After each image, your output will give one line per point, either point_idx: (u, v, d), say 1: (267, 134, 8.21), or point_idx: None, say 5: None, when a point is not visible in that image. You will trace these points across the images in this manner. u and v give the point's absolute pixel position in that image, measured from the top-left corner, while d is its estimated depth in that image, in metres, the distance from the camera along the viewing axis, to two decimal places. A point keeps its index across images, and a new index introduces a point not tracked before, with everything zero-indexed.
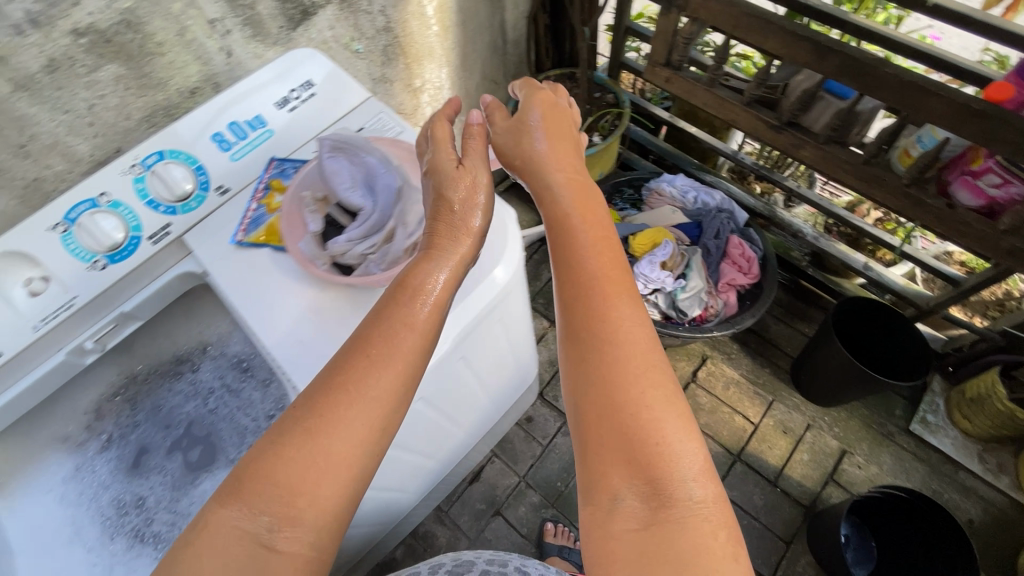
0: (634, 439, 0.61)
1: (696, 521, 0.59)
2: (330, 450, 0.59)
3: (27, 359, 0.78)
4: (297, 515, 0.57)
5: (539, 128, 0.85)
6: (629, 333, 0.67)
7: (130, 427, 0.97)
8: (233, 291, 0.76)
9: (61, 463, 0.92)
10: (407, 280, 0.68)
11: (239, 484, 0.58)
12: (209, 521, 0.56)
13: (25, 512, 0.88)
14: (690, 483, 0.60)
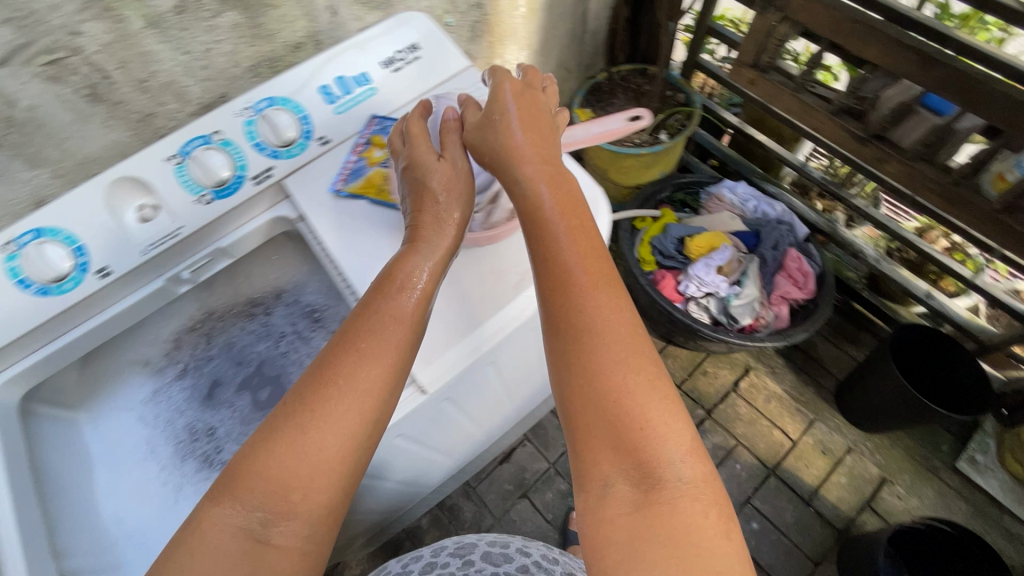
0: (619, 431, 0.63)
1: (686, 501, 0.60)
2: (319, 442, 0.63)
3: (130, 282, 0.82)
4: (291, 508, 0.61)
5: (513, 118, 0.77)
6: (606, 330, 0.67)
7: (203, 359, 1.02)
8: (331, 236, 0.80)
9: (138, 386, 0.99)
10: (394, 276, 0.72)
11: (230, 484, 0.61)
12: (205, 519, 0.60)
13: (105, 427, 0.95)
14: (679, 464, 0.62)
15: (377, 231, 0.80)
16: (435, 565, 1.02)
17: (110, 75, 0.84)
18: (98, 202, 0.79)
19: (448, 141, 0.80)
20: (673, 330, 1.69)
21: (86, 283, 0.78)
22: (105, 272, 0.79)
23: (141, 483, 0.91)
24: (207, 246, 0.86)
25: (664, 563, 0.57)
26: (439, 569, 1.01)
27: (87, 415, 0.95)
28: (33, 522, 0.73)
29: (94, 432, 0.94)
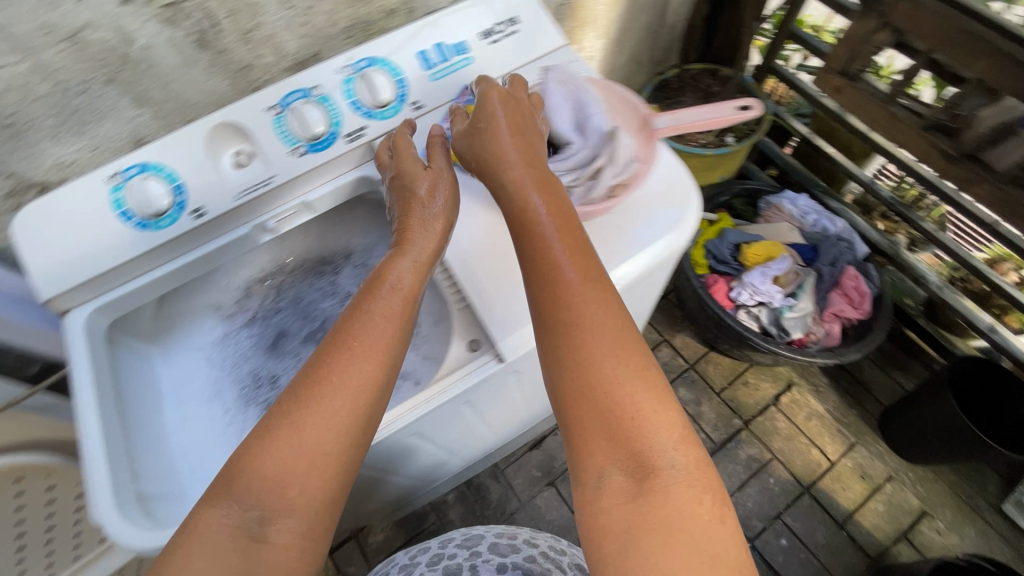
0: (608, 426, 0.59)
1: (682, 488, 0.57)
2: (306, 436, 0.60)
3: (220, 226, 0.85)
4: (288, 505, 0.59)
5: (504, 122, 0.70)
6: (593, 322, 0.62)
7: (273, 310, 1.05)
8: None
9: (210, 329, 1.02)
10: (382, 275, 0.72)
11: (221, 485, 0.59)
12: (199, 520, 0.58)
13: (177, 364, 0.98)
14: (671, 451, 0.58)
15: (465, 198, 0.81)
16: (442, 557, 0.94)
17: (219, 22, 0.85)
18: (201, 144, 0.82)
19: (433, 152, 0.79)
20: (718, 336, 1.67)
21: (181, 222, 0.81)
22: (199, 213, 0.82)
23: (206, 421, 0.93)
24: (295, 199, 0.88)
25: (662, 555, 0.54)
26: (446, 563, 0.93)
27: (162, 349, 0.99)
28: (116, 441, 0.76)
29: (165, 365, 0.97)
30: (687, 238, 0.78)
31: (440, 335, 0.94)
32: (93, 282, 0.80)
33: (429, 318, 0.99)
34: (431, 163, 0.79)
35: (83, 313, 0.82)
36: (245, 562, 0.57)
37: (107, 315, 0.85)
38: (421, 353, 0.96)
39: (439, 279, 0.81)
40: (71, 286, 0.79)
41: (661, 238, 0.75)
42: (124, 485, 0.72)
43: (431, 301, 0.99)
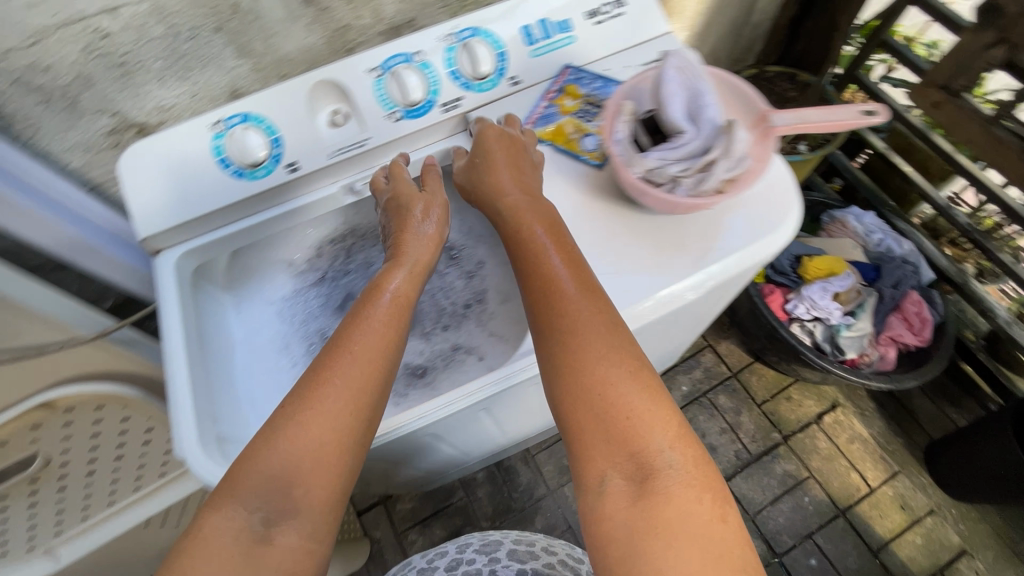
0: (606, 433, 0.60)
1: (682, 488, 0.57)
2: (306, 430, 0.61)
3: (310, 182, 0.86)
4: (291, 507, 0.59)
5: (505, 167, 0.75)
6: (586, 330, 0.64)
7: (342, 272, 1.06)
8: None
9: (280, 285, 1.04)
10: (379, 286, 0.73)
11: (223, 488, 0.59)
12: (204, 524, 0.57)
13: (247, 314, 1.00)
14: (669, 450, 0.59)
15: (559, 176, 0.79)
16: (461, 563, 0.90)
17: None
18: (301, 100, 0.82)
19: (427, 178, 0.84)
20: (767, 347, 1.64)
21: (275, 175, 0.82)
22: (293, 167, 0.83)
23: (274, 372, 0.95)
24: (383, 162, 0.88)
25: (666, 555, 0.54)
26: (466, 569, 0.89)
27: (233, 296, 1.00)
28: (198, 381, 0.78)
29: (236, 314, 0.99)
30: (788, 237, 0.75)
31: (511, 316, 0.95)
32: (188, 225, 0.82)
33: (498, 297, 0.99)
34: (425, 188, 0.82)
35: (174, 256, 0.84)
36: (250, 567, 0.56)
37: (194, 259, 0.87)
38: (488, 331, 0.97)
39: None
40: (167, 227, 0.81)
41: (762, 237, 0.73)
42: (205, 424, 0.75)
43: (503, 281, 0.99)
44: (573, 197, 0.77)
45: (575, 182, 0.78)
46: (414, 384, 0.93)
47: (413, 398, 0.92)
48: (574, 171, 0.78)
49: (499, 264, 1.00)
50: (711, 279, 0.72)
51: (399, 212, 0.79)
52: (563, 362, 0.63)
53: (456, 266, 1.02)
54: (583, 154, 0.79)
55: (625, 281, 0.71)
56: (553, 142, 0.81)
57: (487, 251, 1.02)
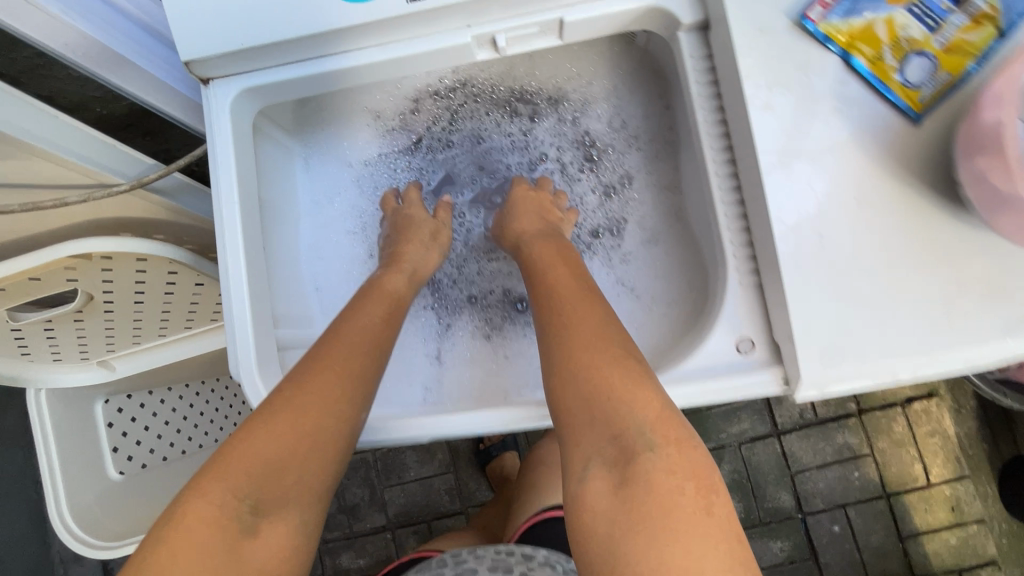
0: (587, 423, 0.49)
1: (667, 475, 0.44)
2: (311, 404, 0.51)
3: (432, 22, 0.55)
4: (285, 494, 0.47)
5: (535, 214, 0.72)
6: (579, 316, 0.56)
7: (439, 143, 0.80)
8: (762, 95, 0.49)
9: (362, 146, 0.79)
10: (382, 285, 0.66)
11: (212, 467, 0.46)
12: (183, 513, 0.43)
13: (319, 175, 0.78)
14: (649, 432, 0.47)
15: (832, 119, 0.48)
16: None
17: None
18: None
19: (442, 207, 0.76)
20: None
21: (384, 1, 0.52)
22: None
23: (351, 263, 0.77)
24: (547, 10, 0.56)
25: (651, 550, 0.41)
26: None
27: (301, 145, 0.76)
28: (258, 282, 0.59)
29: (304, 173, 0.77)
30: None
31: (655, 264, 0.74)
32: (254, 55, 0.56)
33: (641, 233, 0.76)
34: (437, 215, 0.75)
35: (229, 94, 0.59)
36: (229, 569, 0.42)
37: (256, 102, 0.62)
38: (615, 279, 0.75)
39: (725, 227, 0.55)
40: (223, 54, 0.54)
41: None
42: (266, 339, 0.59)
43: (653, 214, 0.75)
44: (856, 165, 0.48)
45: (862, 139, 0.48)
46: (511, 317, 0.76)
47: (509, 334, 0.75)
48: (866, 116, 0.48)
49: (654, 186, 0.75)
50: (971, 359, 0.47)
51: (405, 231, 0.71)
52: (550, 360, 0.54)
53: (592, 174, 0.78)
54: (894, 87, 0.47)
55: (889, 323, 0.47)
56: (850, 51, 0.48)
57: (640, 163, 0.76)
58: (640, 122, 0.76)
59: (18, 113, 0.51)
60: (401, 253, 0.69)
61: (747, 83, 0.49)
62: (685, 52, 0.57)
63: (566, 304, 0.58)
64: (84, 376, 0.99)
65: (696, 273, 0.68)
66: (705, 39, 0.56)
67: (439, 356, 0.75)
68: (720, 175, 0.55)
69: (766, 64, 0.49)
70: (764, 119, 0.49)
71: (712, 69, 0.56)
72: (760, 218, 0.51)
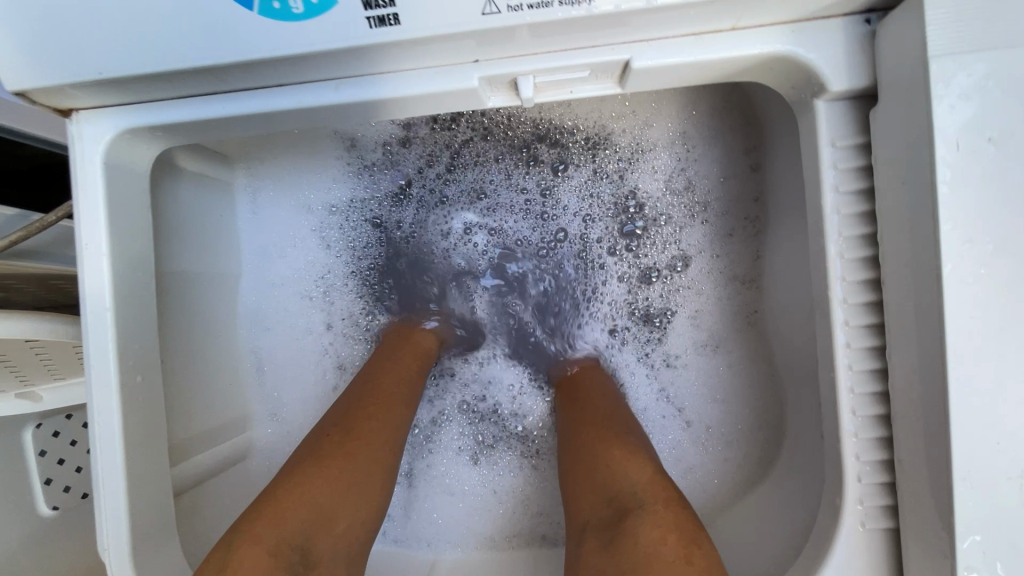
0: (585, 486, 0.41)
1: (652, 530, 0.35)
2: (366, 448, 0.42)
3: (419, 54, 0.34)
4: (333, 546, 0.38)
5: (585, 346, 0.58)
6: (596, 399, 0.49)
7: (428, 189, 0.60)
8: (969, 255, 0.28)
9: (327, 186, 0.59)
10: (413, 338, 0.55)
11: (263, 510, 0.37)
12: (237, 561, 0.34)
13: (268, 221, 0.57)
14: (640, 492, 0.38)
15: None
16: None
17: None
18: None
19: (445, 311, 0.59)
20: None
21: (331, 22, 0.31)
22: (385, 17, 0.31)
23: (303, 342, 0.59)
24: (608, 48, 0.34)
25: None
26: None
27: (246, 179, 0.56)
28: (149, 417, 0.41)
29: (250, 217, 0.57)
30: None
31: (713, 383, 0.55)
32: (135, 84, 0.35)
33: (692, 331, 0.56)
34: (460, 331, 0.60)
35: (104, 136, 0.38)
36: None
37: (157, 143, 0.42)
38: (656, 391, 0.56)
39: (849, 429, 0.35)
40: (82, 84, 0.34)
41: None
42: (157, 500, 0.41)
43: (716, 313, 0.55)
44: None
45: None
46: (506, 435, 0.58)
47: (499, 460, 0.57)
48: None
49: (720, 275, 0.55)
50: None
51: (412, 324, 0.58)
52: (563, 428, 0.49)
53: (628, 254, 0.58)
54: None
55: None
56: None
57: (702, 240, 0.56)
58: (711, 186, 0.55)
59: None
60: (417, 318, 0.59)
61: (948, 230, 0.28)
62: (821, 134, 0.35)
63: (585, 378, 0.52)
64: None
65: (777, 420, 0.49)
66: (861, 114, 0.34)
67: (410, 474, 0.57)
68: (854, 347, 0.35)
69: (987, 199, 0.28)
70: (972, 299, 0.28)
71: (867, 167, 0.34)
72: (922, 448, 0.31)
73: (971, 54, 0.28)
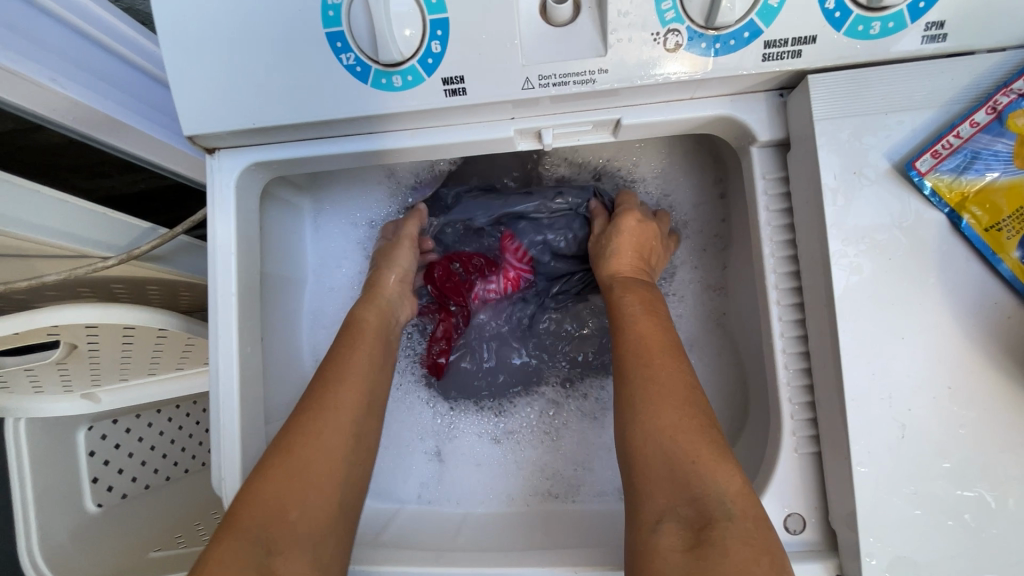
0: (662, 479, 0.43)
1: (741, 544, 0.39)
2: (305, 448, 0.48)
3: (471, 114, 0.49)
4: (292, 531, 0.44)
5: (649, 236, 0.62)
6: (664, 372, 0.49)
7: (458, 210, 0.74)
8: (849, 248, 0.42)
9: (375, 208, 0.73)
10: (359, 322, 0.59)
11: (227, 517, 0.44)
12: (212, 556, 0.41)
13: (327, 237, 0.71)
14: (730, 503, 0.41)
15: (926, 288, 0.41)
16: None
17: None
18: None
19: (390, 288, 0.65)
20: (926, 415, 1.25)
21: (416, 92, 0.46)
22: (456, 89, 0.46)
23: None
24: (606, 109, 0.49)
25: None
26: None
27: (307, 202, 0.69)
28: (252, 380, 0.53)
29: (313, 233, 0.70)
30: None
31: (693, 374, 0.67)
32: (266, 131, 0.49)
33: (677, 336, 0.69)
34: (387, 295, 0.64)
35: (236, 168, 0.52)
36: None
37: (266, 174, 0.55)
38: None
39: (784, 381, 0.48)
40: (233, 130, 0.48)
41: None
42: (256, 447, 0.53)
43: (694, 315, 0.68)
44: (953, 348, 0.41)
45: (963, 315, 0.41)
46: (534, 426, 0.70)
47: (523, 443, 0.69)
48: (968, 290, 0.41)
49: (700, 283, 0.69)
50: None
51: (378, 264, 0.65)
52: (633, 389, 0.48)
53: None
54: (1010, 263, 0.40)
55: (977, 537, 0.40)
56: (961, 212, 0.41)
57: (685, 252, 0.70)
58: (689, 211, 0.69)
59: (17, 206, 0.50)
60: (355, 317, 0.60)
61: (833, 232, 0.42)
62: (756, 169, 0.49)
63: (649, 337, 0.51)
64: (66, 406, 0.86)
65: (737, 397, 0.62)
66: (780, 157, 0.49)
67: (439, 453, 0.70)
68: (783, 320, 0.48)
69: (856, 212, 0.42)
70: (850, 278, 0.42)
71: (787, 193, 0.49)
72: (828, 385, 0.44)
73: (840, 119, 0.42)
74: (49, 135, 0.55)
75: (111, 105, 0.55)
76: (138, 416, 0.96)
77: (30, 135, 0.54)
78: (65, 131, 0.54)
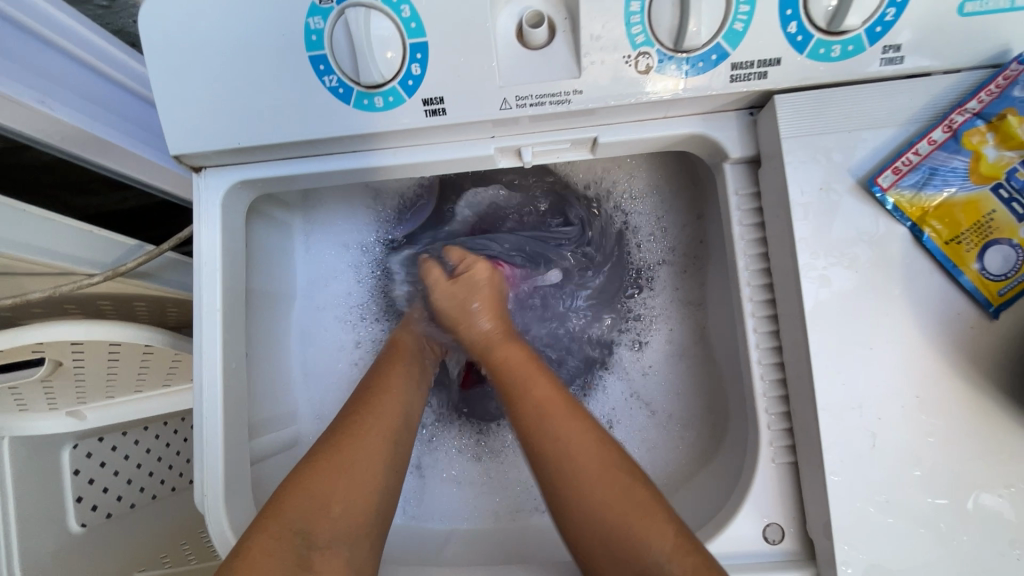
0: (608, 555, 0.45)
1: None
2: (353, 447, 0.48)
3: (452, 133, 0.50)
4: (333, 526, 0.44)
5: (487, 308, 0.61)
6: (560, 437, 0.49)
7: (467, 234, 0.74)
8: (818, 261, 0.43)
9: (360, 225, 0.73)
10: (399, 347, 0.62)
11: (270, 507, 0.44)
12: (252, 544, 0.42)
13: (316, 256, 0.72)
14: (667, 562, 0.43)
15: (892, 298, 0.42)
16: None
17: None
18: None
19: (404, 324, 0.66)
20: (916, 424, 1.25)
21: (397, 112, 0.47)
22: (436, 110, 0.47)
23: (336, 351, 0.71)
24: (583, 127, 0.50)
25: None
26: None
27: (299, 222, 0.71)
28: (236, 396, 0.54)
29: (302, 249, 0.71)
30: None
31: (675, 383, 0.67)
32: (251, 151, 0.50)
33: (660, 349, 0.69)
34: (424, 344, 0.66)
35: (222, 186, 0.53)
36: None
37: (252, 192, 0.56)
38: (629, 394, 0.69)
39: (761, 393, 0.48)
40: (218, 150, 0.49)
41: None
42: (239, 463, 0.53)
43: (677, 330, 0.69)
44: (918, 358, 0.42)
45: (927, 326, 0.42)
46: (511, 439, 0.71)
47: (503, 455, 0.70)
48: (932, 301, 0.42)
49: (682, 298, 0.69)
50: None
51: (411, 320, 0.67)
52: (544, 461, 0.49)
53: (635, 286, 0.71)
54: (970, 276, 0.41)
55: (946, 543, 0.40)
56: (922, 226, 0.42)
57: (667, 269, 0.70)
58: (671, 230, 0.70)
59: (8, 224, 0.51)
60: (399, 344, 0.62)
61: (801, 246, 0.43)
62: (729, 185, 0.51)
63: (543, 405, 0.51)
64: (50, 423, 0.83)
65: (718, 408, 0.62)
66: (752, 173, 0.50)
67: (418, 467, 0.69)
68: (759, 331, 0.49)
69: (823, 227, 0.43)
70: (818, 290, 0.43)
71: (759, 208, 0.50)
72: (802, 395, 0.45)
73: (805, 137, 0.44)
74: (38, 154, 0.56)
75: (99, 125, 0.57)
76: (124, 433, 0.95)
77: (19, 154, 0.55)
78: (53, 150, 0.55)
